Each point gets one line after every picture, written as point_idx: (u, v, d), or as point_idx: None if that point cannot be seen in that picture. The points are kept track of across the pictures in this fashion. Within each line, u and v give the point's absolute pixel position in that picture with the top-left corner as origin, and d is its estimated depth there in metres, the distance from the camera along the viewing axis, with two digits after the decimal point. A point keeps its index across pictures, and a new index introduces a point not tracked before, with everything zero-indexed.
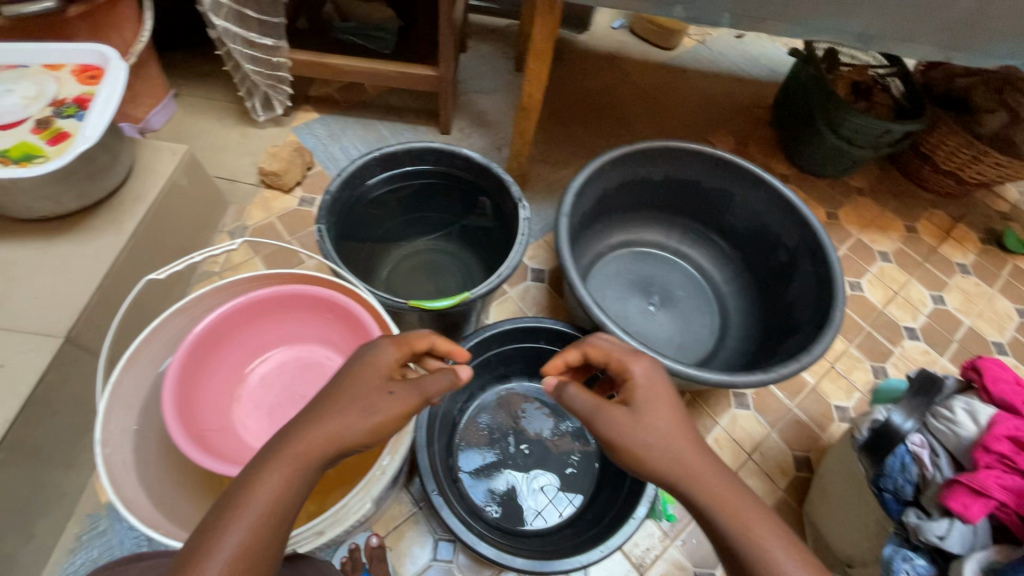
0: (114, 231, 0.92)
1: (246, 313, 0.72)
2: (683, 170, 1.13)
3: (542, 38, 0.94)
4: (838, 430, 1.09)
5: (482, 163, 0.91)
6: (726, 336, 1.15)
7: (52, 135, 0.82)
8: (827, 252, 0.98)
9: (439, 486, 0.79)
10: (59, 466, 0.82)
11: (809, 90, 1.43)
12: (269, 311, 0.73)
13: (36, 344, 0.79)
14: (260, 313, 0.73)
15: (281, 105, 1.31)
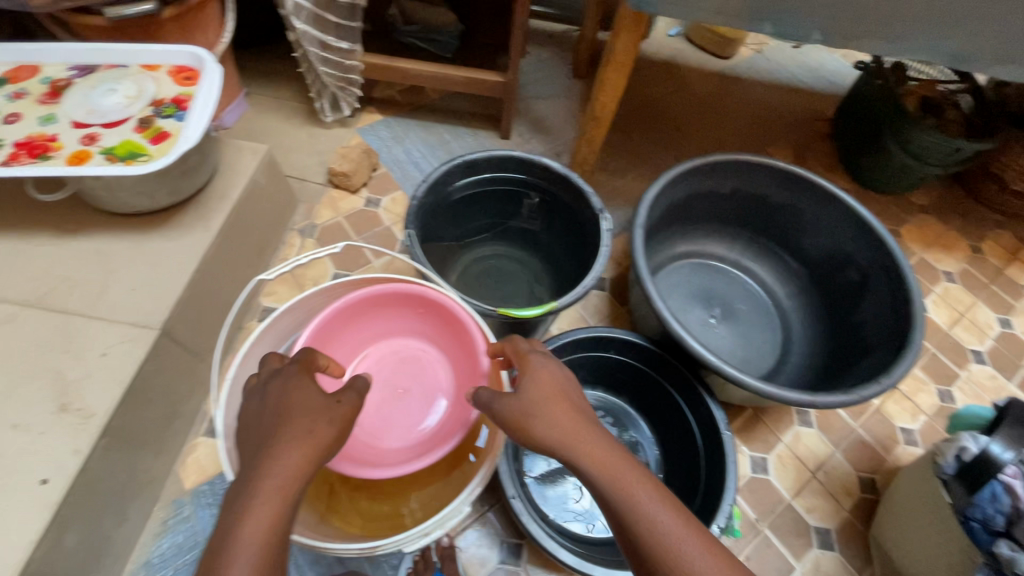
0: (202, 227, 0.94)
1: (347, 315, 0.76)
2: (752, 184, 1.12)
3: (625, 49, 0.95)
4: (904, 452, 1.07)
5: (562, 173, 0.92)
6: (789, 351, 1.14)
7: (153, 135, 0.85)
8: (904, 272, 0.96)
9: (518, 492, 0.81)
10: (150, 453, 0.85)
11: (876, 104, 1.41)
12: (365, 311, 0.78)
13: (134, 335, 0.83)
14: (360, 313, 0.77)
15: (348, 106, 1.34)
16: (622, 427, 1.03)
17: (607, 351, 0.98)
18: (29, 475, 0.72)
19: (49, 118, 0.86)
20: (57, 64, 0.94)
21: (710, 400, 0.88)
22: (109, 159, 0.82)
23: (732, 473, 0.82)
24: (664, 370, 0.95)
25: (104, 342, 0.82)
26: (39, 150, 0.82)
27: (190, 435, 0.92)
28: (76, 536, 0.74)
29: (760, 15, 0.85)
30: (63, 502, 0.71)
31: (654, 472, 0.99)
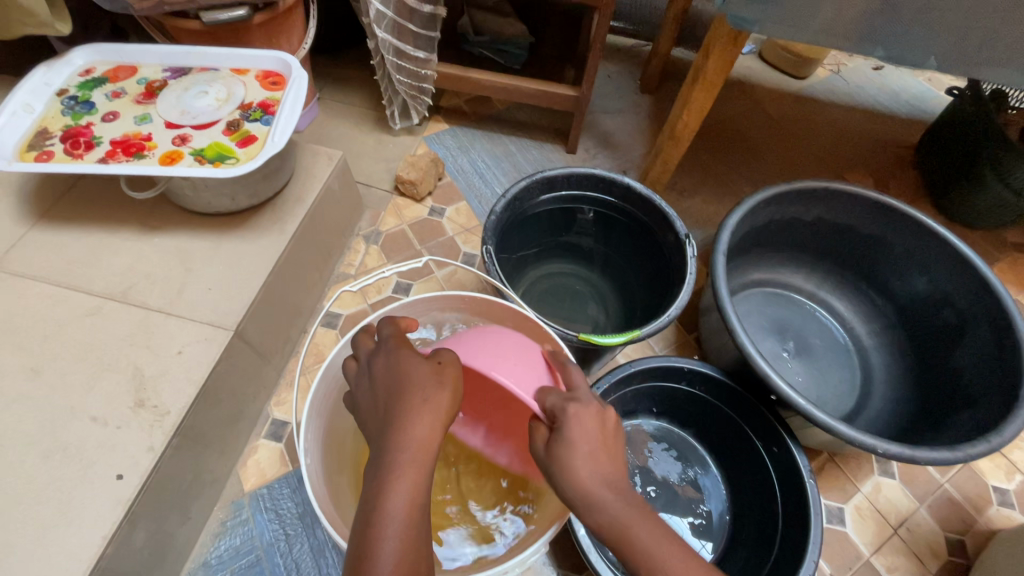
0: (277, 231, 0.95)
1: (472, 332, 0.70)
2: (838, 213, 1.05)
3: (716, 69, 0.92)
4: (998, 515, 0.98)
5: (644, 194, 0.89)
6: (871, 393, 1.06)
7: (241, 138, 0.87)
8: (1014, 319, 0.88)
9: (586, 527, 0.77)
10: (216, 452, 0.85)
11: (970, 134, 1.32)
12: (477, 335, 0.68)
13: (210, 335, 0.83)
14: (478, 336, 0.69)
15: (418, 115, 1.34)
16: (686, 462, 0.97)
17: (678, 382, 0.93)
18: (105, 468, 0.73)
19: (144, 118, 0.89)
20: (152, 66, 0.97)
21: (792, 444, 0.82)
22: (199, 160, 0.84)
23: (816, 526, 0.75)
24: (740, 407, 0.90)
25: (181, 340, 0.83)
26: (134, 149, 0.84)
27: (252, 437, 0.92)
28: (144, 533, 0.74)
29: (871, 37, 0.80)
30: (134, 499, 0.71)
31: (721, 514, 0.93)
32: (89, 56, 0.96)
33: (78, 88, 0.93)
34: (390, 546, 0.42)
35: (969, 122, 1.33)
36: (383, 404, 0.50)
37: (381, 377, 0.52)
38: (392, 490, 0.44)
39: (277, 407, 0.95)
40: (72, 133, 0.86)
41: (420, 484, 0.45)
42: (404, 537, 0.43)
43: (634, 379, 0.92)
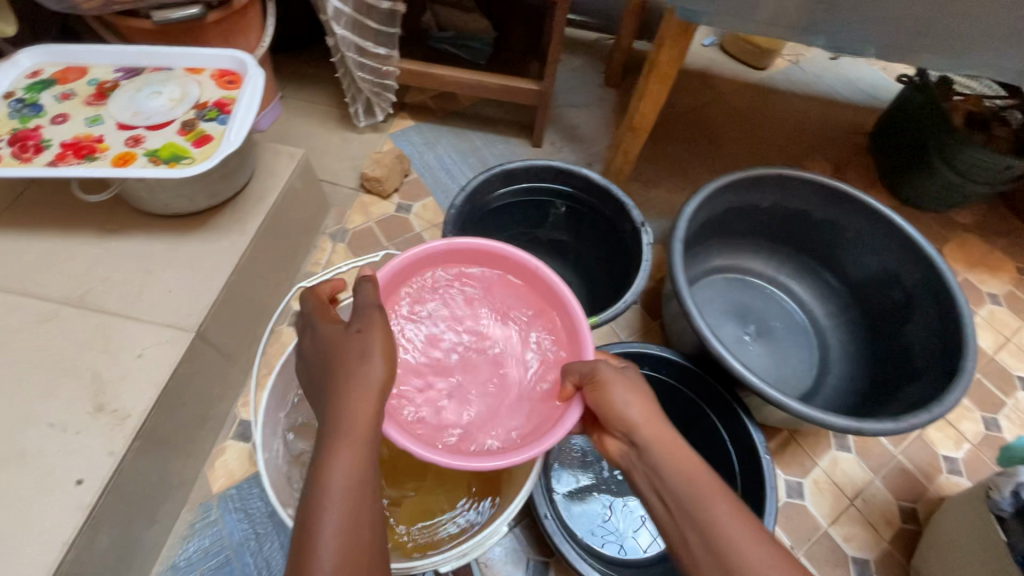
0: (238, 230, 0.95)
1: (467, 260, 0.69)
2: (793, 199, 1.09)
3: (669, 60, 0.94)
4: (947, 482, 1.03)
5: (602, 185, 0.90)
6: (828, 372, 1.10)
7: (196, 137, 0.86)
8: (955, 294, 0.92)
9: (551, 511, 0.78)
10: (181, 454, 0.85)
11: (919, 120, 1.37)
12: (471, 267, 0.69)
13: (170, 338, 0.83)
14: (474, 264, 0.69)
15: (382, 112, 1.34)
16: None
17: (641, 367, 0.96)
18: (65, 474, 0.72)
19: (95, 120, 0.88)
20: (103, 66, 0.95)
21: (749, 422, 0.86)
22: (153, 161, 0.83)
23: (771, 498, 0.79)
24: (700, 390, 0.93)
25: (141, 343, 0.82)
26: (86, 151, 0.83)
27: (219, 438, 0.92)
28: (108, 537, 0.74)
29: (813, 27, 0.83)
30: (96, 503, 0.71)
31: None
32: (37, 57, 0.95)
33: (26, 90, 0.91)
34: (332, 516, 0.43)
35: (918, 109, 1.38)
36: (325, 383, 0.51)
37: (319, 355, 0.53)
38: (333, 465, 0.45)
39: (244, 407, 0.95)
40: (20, 136, 0.84)
41: (363, 459, 0.46)
42: (347, 505, 0.44)
43: None
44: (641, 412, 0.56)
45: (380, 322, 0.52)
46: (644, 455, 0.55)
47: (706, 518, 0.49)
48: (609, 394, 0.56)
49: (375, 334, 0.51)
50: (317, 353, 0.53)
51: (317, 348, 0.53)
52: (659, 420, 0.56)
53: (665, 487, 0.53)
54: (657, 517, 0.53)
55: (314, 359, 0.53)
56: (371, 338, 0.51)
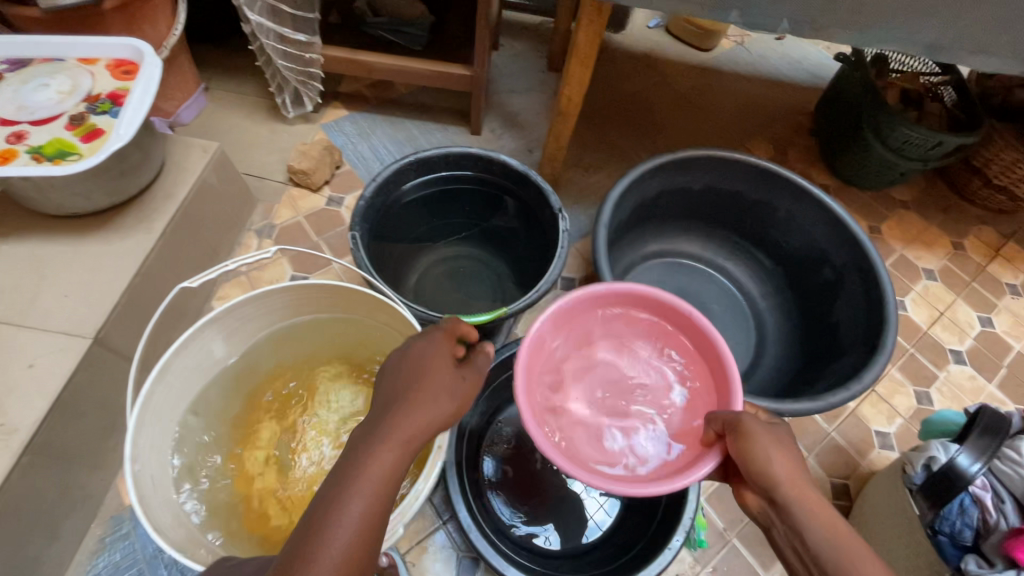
0: (144, 229, 0.90)
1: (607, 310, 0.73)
2: (724, 181, 1.08)
3: (587, 41, 0.91)
4: (879, 457, 1.04)
5: (520, 171, 0.88)
6: (763, 353, 1.10)
7: (85, 132, 0.81)
8: (878, 272, 0.93)
9: (466, 506, 0.77)
10: (86, 467, 0.81)
11: (854, 99, 1.38)
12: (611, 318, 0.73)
13: (65, 345, 0.78)
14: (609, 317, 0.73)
15: (311, 101, 1.29)
16: None
17: None
18: None
19: None
20: None
21: None
22: (36, 159, 0.78)
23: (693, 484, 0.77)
24: None
25: (33, 353, 0.78)
26: None
27: None
28: None
29: (725, 3, 0.81)
30: None
31: None
32: None
33: None
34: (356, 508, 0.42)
35: (854, 87, 1.38)
36: (388, 393, 0.51)
37: (393, 365, 0.53)
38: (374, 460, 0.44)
39: None
40: None
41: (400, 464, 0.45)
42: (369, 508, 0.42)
43: None
44: (784, 468, 0.52)
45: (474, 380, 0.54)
46: (784, 511, 0.50)
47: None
48: (755, 442, 0.53)
49: (465, 386, 0.53)
50: (396, 365, 0.53)
51: (394, 360, 0.54)
52: (801, 476, 0.52)
53: (805, 547, 0.48)
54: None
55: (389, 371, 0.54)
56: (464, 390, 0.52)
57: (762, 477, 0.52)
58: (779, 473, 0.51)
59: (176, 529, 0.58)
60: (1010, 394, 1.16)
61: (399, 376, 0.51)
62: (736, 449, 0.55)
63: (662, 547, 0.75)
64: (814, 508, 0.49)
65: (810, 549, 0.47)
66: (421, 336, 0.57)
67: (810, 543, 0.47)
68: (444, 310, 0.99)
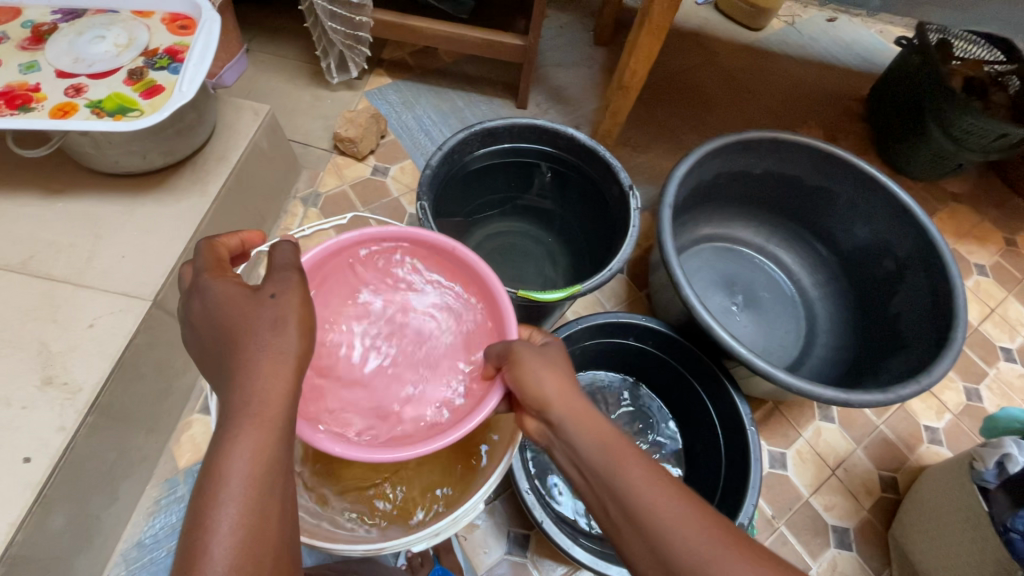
0: (198, 192, 0.88)
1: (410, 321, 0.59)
2: (787, 165, 1.04)
3: (662, 11, 0.88)
4: (928, 452, 1.03)
5: (588, 146, 0.85)
6: (814, 343, 1.09)
7: (145, 88, 0.78)
8: (948, 264, 0.90)
9: (530, 485, 0.75)
10: (142, 429, 0.80)
11: (915, 83, 1.33)
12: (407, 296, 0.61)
13: (124, 306, 0.77)
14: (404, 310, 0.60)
15: (356, 67, 1.24)
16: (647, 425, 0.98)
17: (626, 339, 0.93)
18: (13, 450, 0.67)
19: (30, 67, 0.79)
20: (38, 6, 0.85)
21: (734, 393, 0.83)
22: (97, 113, 0.76)
23: (755, 471, 0.77)
24: (684, 359, 0.91)
25: (93, 312, 0.77)
26: (19, 101, 0.75)
27: (185, 412, 0.87)
28: (62, 517, 0.70)
29: None
30: (46, 482, 0.67)
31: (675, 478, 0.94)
32: None
33: None
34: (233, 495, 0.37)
35: (915, 72, 1.33)
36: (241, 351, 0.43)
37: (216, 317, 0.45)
38: None
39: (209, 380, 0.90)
40: None
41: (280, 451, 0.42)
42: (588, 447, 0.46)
43: (582, 336, 0.90)
44: (555, 385, 0.51)
45: (300, 286, 0.46)
46: (560, 433, 0.50)
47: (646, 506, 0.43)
48: (524, 372, 0.51)
49: (293, 299, 0.45)
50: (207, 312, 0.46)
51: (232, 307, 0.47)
52: (572, 391, 0.51)
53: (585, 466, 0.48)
54: (583, 496, 0.49)
55: (196, 320, 0.46)
56: (286, 303, 0.45)
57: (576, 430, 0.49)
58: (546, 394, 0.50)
59: None
60: None
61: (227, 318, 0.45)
62: (510, 377, 0.52)
63: None
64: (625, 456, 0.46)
65: (586, 463, 0.48)
66: (213, 281, 0.47)
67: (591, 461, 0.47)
68: None
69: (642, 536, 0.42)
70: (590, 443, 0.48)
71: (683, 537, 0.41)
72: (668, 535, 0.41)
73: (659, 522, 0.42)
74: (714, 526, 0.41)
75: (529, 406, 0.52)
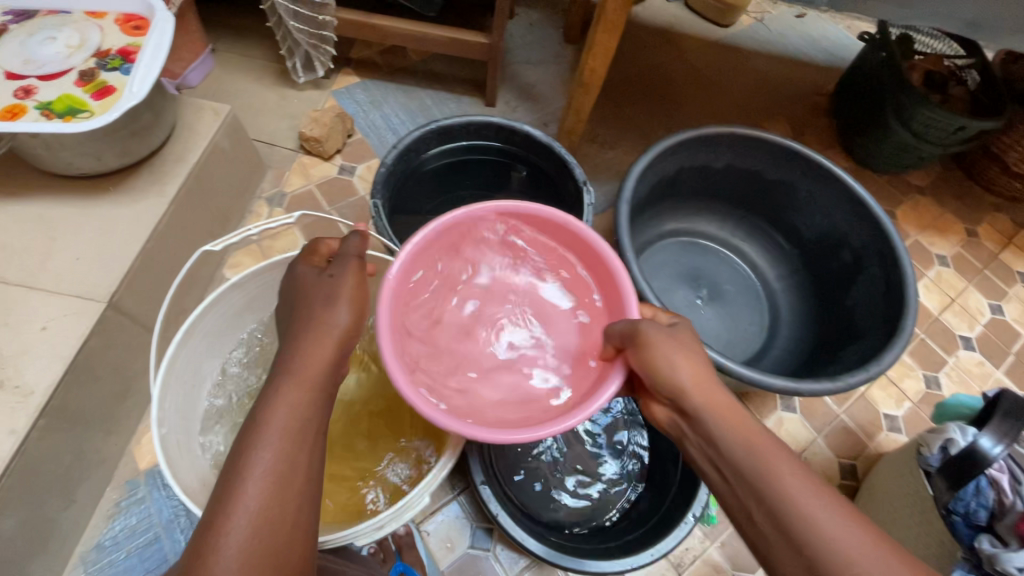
0: (155, 193, 0.88)
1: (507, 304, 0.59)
2: (746, 159, 1.06)
3: (616, 9, 0.89)
4: (887, 440, 1.05)
5: (544, 143, 0.86)
6: (777, 334, 1.11)
7: (96, 89, 0.78)
8: (899, 254, 0.92)
9: (487, 478, 0.77)
10: (100, 431, 0.80)
11: (877, 78, 1.35)
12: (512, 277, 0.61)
13: (79, 308, 0.77)
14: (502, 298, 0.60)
15: (322, 67, 1.24)
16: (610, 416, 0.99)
17: None
18: None
19: None
20: None
21: None
22: (46, 115, 0.75)
23: None
24: None
25: (47, 315, 0.76)
26: None
27: (146, 413, 0.87)
28: (15, 520, 0.69)
29: None
30: None
31: None
32: None
33: None
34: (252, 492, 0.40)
35: (877, 67, 1.35)
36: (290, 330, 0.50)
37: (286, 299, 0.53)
38: None
39: None
40: None
41: None
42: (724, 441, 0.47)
43: None
44: (694, 376, 0.51)
45: (354, 270, 0.53)
46: (697, 424, 0.51)
47: (795, 507, 0.43)
48: (657, 360, 0.51)
49: (347, 280, 0.52)
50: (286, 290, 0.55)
51: (292, 282, 0.54)
52: (708, 381, 0.51)
53: (722, 460, 0.49)
54: (718, 490, 0.49)
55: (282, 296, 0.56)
56: (341, 282, 0.52)
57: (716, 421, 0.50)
58: (681, 384, 0.51)
59: (205, 492, 0.57)
60: (1017, 380, 1.18)
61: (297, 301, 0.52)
62: (634, 359, 0.52)
63: (679, 522, 0.75)
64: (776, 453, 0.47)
65: (727, 458, 0.48)
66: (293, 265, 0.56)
67: (734, 457, 0.48)
68: None
69: (787, 537, 0.43)
70: (731, 435, 0.48)
71: (840, 544, 0.41)
72: (816, 538, 0.42)
73: (809, 526, 0.43)
74: (869, 531, 0.42)
75: (662, 393, 0.53)
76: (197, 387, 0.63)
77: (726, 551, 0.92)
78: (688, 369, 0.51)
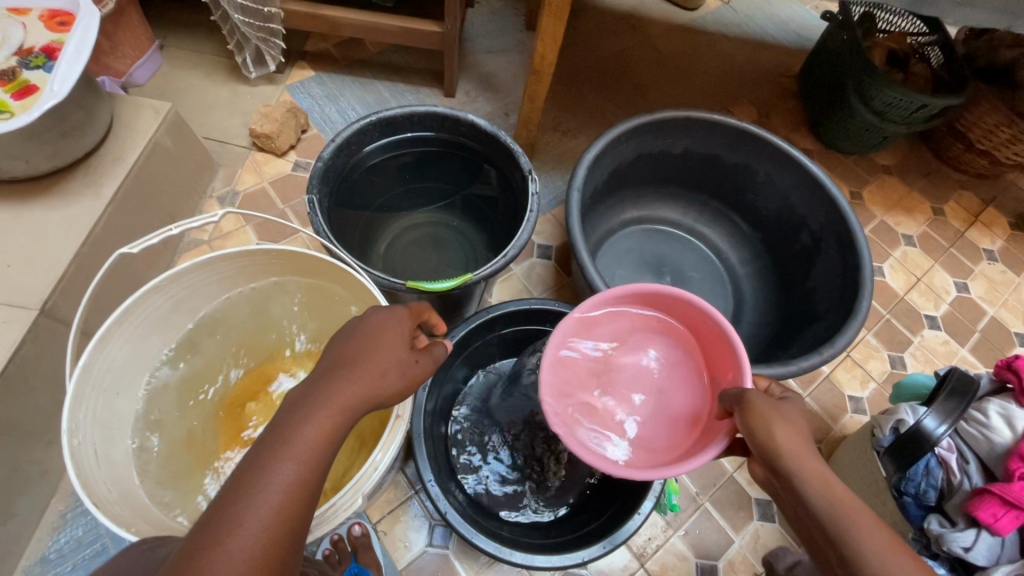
0: (92, 195, 0.85)
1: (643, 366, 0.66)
2: (703, 143, 1.04)
3: None
4: (852, 421, 1.05)
5: (489, 131, 0.84)
6: (740, 319, 1.10)
7: (17, 88, 0.75)
8: (855, 235, 0.91)
9: (435, 475, 0.75)
10: (39, 442, 0.78)
11: (840, 58, 1.33)
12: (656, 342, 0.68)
13: (8, 317, 0.75)
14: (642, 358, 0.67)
15: (274, 61, 1.21)
16: None
17: (543, 324, 0.91)
18: None
19: None
20: None
21: None
22: None
23: None
24: None
25: None
26: None
27: None
28: None
29: None
30: None
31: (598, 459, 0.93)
32: None
33: None
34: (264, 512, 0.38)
35: (840, 47, 1.33)
36: (344, 351, 0.48)
37: (356, 320, 0.51)
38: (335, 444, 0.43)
39: None
40: None
41: None
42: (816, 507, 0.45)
43: (497, 324, 0.89)
44: (790, 441, 0.49)
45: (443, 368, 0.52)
46: (790, 491, 0.48)
47: None
48: (755, 421, 0.50)
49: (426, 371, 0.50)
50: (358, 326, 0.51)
51: (351, 328, 0.50)
52: (809, 451, 0.49)
53: (819, 533, 0.46)
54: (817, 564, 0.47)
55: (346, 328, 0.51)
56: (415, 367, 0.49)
57: (815, 494, 0.47)
58: (781, 448, 0.49)
59: (124, 502, 0.56)
60: (982, 358, 1.18)
61: (355, 342, 0.48)
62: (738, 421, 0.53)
63: (632, 513, 0.74)
64: (876, 533, 0.44)
65: (824, 532, 0.45)
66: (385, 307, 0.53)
67: (822, 517, 0.45)
68: (413, 277, 0.96)
69: None
70: (828, 507, 0.45)
71: None
72: None
73: None
74: None
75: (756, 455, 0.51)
76: (117, 394, 0.61)
77: (688, 539, 0.91)
78: (787, 437, 0.49)
